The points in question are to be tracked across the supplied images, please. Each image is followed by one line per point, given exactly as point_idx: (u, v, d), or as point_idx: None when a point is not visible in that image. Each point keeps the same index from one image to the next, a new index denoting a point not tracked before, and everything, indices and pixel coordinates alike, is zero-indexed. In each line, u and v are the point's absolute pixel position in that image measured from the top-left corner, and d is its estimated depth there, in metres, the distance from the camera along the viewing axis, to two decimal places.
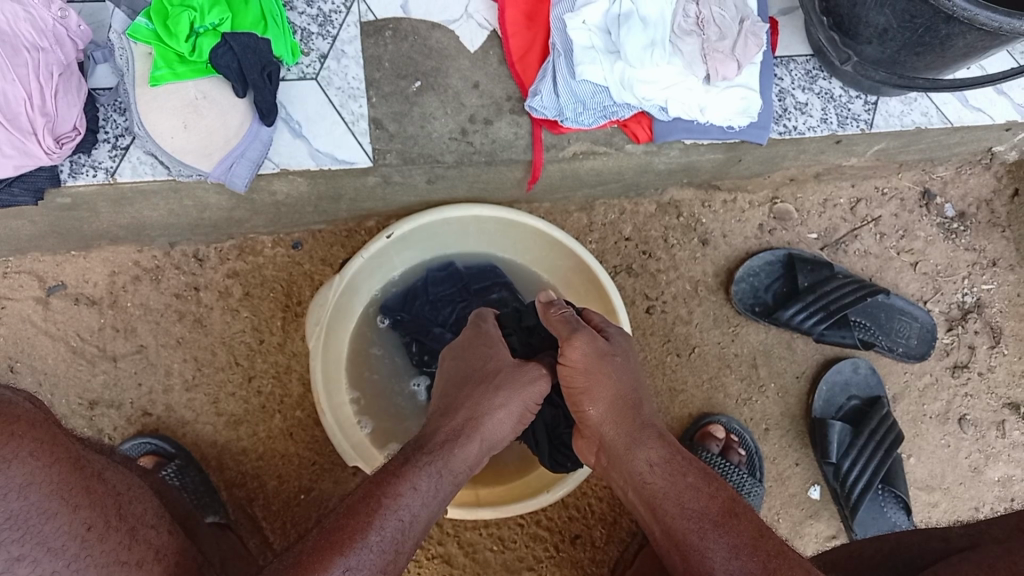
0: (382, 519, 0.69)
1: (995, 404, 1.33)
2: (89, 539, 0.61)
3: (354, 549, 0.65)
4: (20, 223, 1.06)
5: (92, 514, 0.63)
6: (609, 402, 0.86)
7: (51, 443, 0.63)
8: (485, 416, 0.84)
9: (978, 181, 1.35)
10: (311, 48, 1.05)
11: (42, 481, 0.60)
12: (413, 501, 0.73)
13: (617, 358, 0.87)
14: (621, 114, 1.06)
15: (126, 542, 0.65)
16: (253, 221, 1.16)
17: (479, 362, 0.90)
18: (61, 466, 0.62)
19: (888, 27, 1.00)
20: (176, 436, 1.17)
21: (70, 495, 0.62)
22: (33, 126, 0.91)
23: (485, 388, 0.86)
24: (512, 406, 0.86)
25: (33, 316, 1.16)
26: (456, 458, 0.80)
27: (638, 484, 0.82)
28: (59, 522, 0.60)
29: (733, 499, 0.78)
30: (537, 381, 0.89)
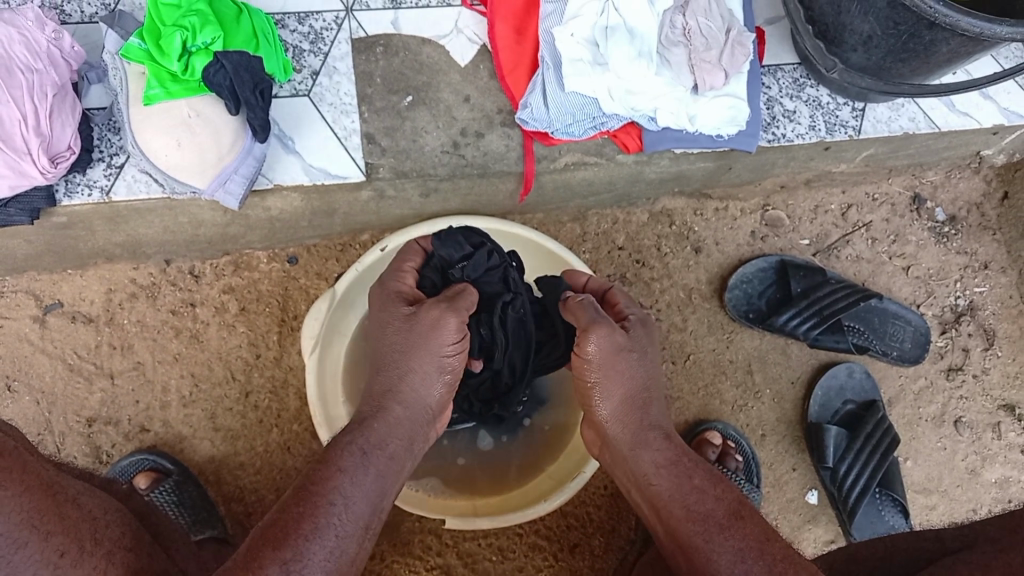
0: (316, 508, 0.69)
1: (991, 406, 1.33)
2: (62, 566, 0.60)
3: (286, 541, 0.65)
4: (16, 243, 1.07)
5: (65, 540, 0.62)
6: (622, 400, 0.84)
7: (19, 471, 0.61)
8: (403, 383, 0.80)
9: (968, 185, 1.36)
10: (303, 65, 1.06)
11: (10, 508, 0.58)
12: (345, 483, 0.72)
13: (632, 355, 0.84)
14: (610, 125, 1.08)
15: (103, 566, 0.64)
16: (249, 237, 1.17)
17: (383, 327, 0.84)
18: (31, 494, 0.61)
19: (873, 34, 1.01)
20: (175, 452, 1.18)
21: (42, 522, 0.61)
22: (28, 147, 0.92)
23: (394, 355, 0.81)
24: (422, 363, 0.80)
25: (31, 336, 1.16)
26: (381, 431, 0.78)
27: (642, 485, 0.83)
28: (30, 550, 0.58)
29: (739, 503, 0.80)
30: (443, 325, 0.80)
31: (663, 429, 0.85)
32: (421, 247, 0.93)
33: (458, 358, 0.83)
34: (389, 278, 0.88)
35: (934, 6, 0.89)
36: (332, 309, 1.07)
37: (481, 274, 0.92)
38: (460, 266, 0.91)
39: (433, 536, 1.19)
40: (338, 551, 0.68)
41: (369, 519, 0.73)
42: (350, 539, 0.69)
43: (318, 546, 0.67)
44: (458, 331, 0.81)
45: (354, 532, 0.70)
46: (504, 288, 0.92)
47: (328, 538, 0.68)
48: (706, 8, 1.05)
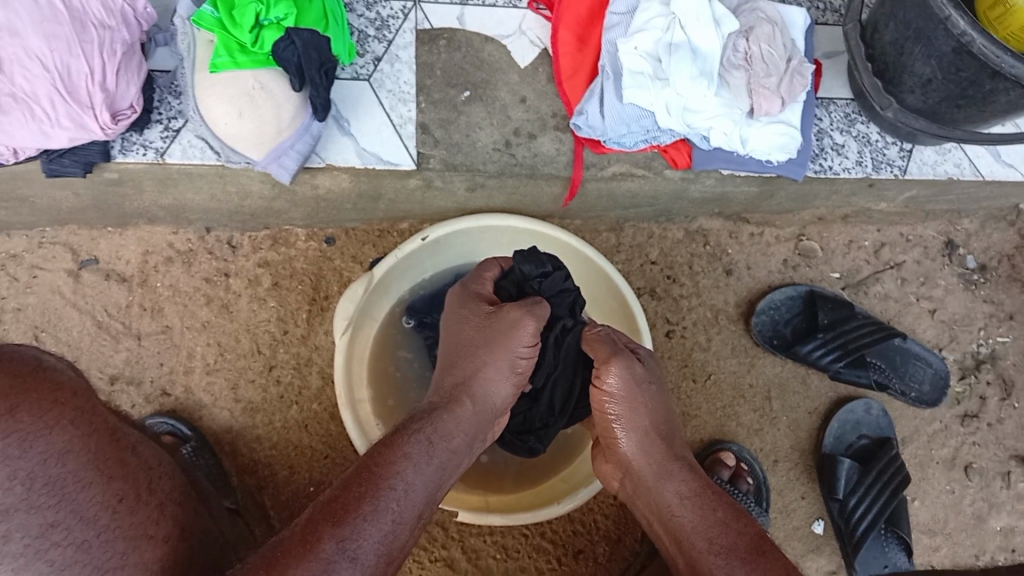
0: (376, 491, 0.70)
1: (1002, 455, 1.34)
2: (119, 510, 0.63)
3: (347, 519, 0.67)
4: (63, 195, 1.08)
5: (124, 487, 0.65)
6: (643, 434, 0.88)
7: (89, 413, 0.64)
8: (475, 376, 0.84)
9: (1000, 236, 1.37)
10: (367, 50, 1.07)
11: (80, 450, 0.62)
12: (407, 470, 0.73)
13: (651, 388, 0.89)
14: (661, 140, 1.08)
15: (155, 516, 0.67)
16: (291, 213, 1.17)
17: (461, 322, 0.89)
18: (98, 438, 0.64)
19: (932, 77, 1.01)
20: (193, 419, 1.18)
21: (105, 467, 0.64)
22: (92, 101, 0.92)
23: (469, 349, 0.86)
24: (497, 359, 0.85)
25: (63, 288, 1.17)
26: (449, 423, 0.80)
27: (667, 516, 0.85)
28: (92, 491, 0.62)
29: (761, 538, 0.79)
30: (521, 327, 0.85)
31: (688, 464, 0.87)
32: (501, 264, 0.98)
33: (527, 363, 0.87)
34: (470, 283, 0.94)
35: (1002, 55, 0.90)
36: (368, 292, 1.08)
37: (554, 294, 0.96)
38: (536, 282, 0.95)
39: (440, 528, 1.19)
40: (391, 537, 0.69)
41: (423, 509, 0.74)
42: (405, 528, 0.71)
43: (375, 528, 0.68)
44: (533, 336, 0.86)
45: (409, 521, 0.71)
46: (567, 315, 0.97)
47: (386, 522, 0.69)
48: (769, 35, 1.05)
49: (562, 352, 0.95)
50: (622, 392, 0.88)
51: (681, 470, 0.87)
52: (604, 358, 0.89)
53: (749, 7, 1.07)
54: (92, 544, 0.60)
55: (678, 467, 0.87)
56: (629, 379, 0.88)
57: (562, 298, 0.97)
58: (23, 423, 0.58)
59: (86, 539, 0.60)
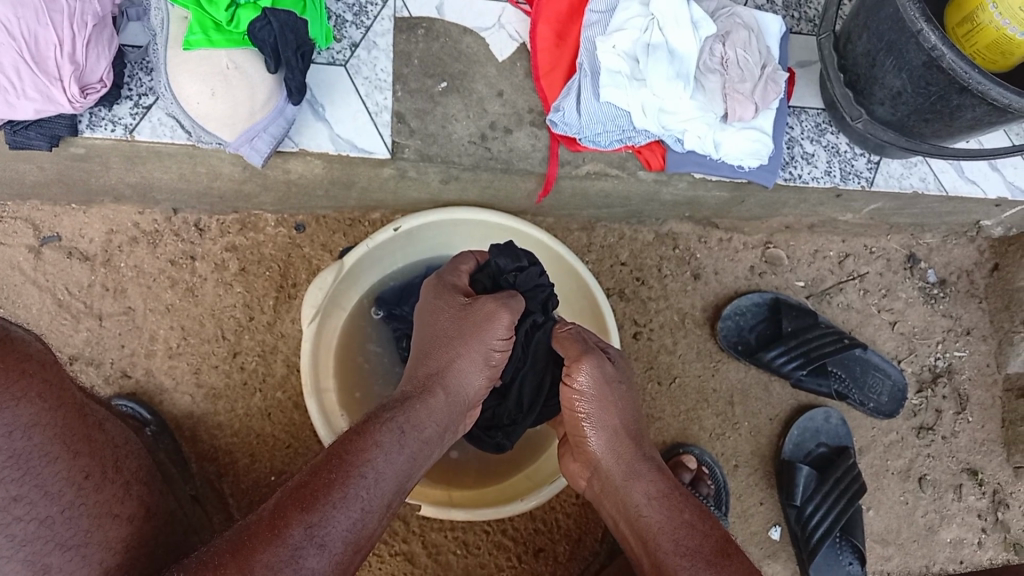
0: (347, 478, 0.70)
1: (955, 467, 1.37)
2: (85, 487, 0.69)
3: (316, 505, 0.67)
4: (28, 167, 1.05)
5: (89, 463, 0.70)
6: (613, 432, 0.88)
7: (56, 386, 0.67)
8: (449, 367, 0.84)
9: (961, 251, 1.40)
10: (344, 35, 1.06)
11: (46, 424, 0.65)
12: (378, 458, 0.73)
13: (621, 387, 0.90)
14: (637, 140, 1.08)
15: (120, 495, 0.73)
16: (261, 197, 1.16)
17: (437, 312, 0.88)
18: (65, 411, 0.67)
19: (903, 90, 1.03)
20: (153, 403, 1.16)
21: (72, 442, 0.68)
22: (60, 73, 0.90)
23: (444, 340, 0.85)
24: (470, 350, 0.85)
25: (23, 265, 1.14)
26: (421, 413, 0.79)
27: (633, 517, 0.85)
28: (58, 467, 0.66)
29: (726, 540, 0.81)
30: (496, 319, 0.86)
31: (656, 463, 0.88)
32: (478, 256, 0.98)
33: (502, 356, 0.88)
34: (447, 273, 0.94)
35: (970, 72, 0.91)
36: (336, 281, 1.06)
37: (530, 288, 0.96)
38: (512, 275, 0.95)
39: (401, 522, 1.18)
40: (360, 524, 0.69)
41: (392, 498, 0.73)
42: (374, 515, 0.70)
43: (343, 515, 0.68)
44: (508, 329, 0.87)
45: (378, 509, 0.71)
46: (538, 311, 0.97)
47: (355, 510, 0.69)
48: (745, 41, 1.06)
49: (531, 347, 0.96)
50: (593, 390, 0.88)
51: (648, 470, 0.87)
52: (576, 356, 0.90)
53: (726, 13, 1.08)
54: (55, 519, 0.65)
55: (645, 467, 0.87)
56: (599, 378, 0.88)
57: (536, 293, 0.97)
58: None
59: (49, 515, 0.65)
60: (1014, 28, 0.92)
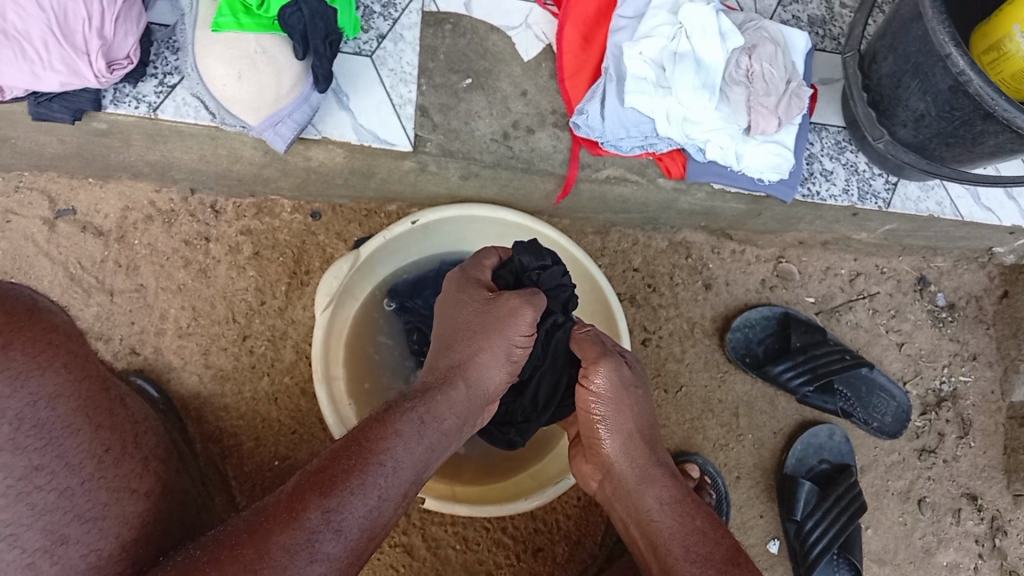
0: (365, 465, 0.70)
1: (955, 491, 1.37)
2: (105, 460, 0.69)
3: (334, 490, 0.66)
4: (49, 139, 1.05)
5: (110, 437, 0.70)
6: (628, 437, 0.88)
7: (81, 359, 0.67)
8: (472, 359, 0.84)
9: (971, 277, 1.41)
10: (371, 26, 1.06)
11: (71, 395, 0.66)
12: (397, 447, 0.73)
13: (638, 391, 0.90)
14: (658, 147, 1.09)
15: (139, 470, 0.73)
16: (280, 183, 1.16)
17: (459, 305, 0.89)
18: (90, 382, 0.68)
19: (926, 113, 1.04)
20: (160, 382, 1.15)
21: (94, 415, 0.69)
22: (87, 47, 0.90)
23: (468, 333, 0.85)
24: (493, 346, 0.85)
25: (38, 236, 1.14)
26: (442, 405, 0.79)
27: (645, 521, 0.85)
28: (81, 438, 0.67)
29: (737, 550, 0.80)
30: (519, 314, 0.86)
31: (669, 470, 0.89)
32: (499, 254, 0.98)
33: (523, 352, 0.88)
34: (469, 267, 0.94)
35: (997, 99, 0.91)
36: (351, 271, 1.06)
37: (551, 288, 0.96)
38: (535, 274, 0.96)
39: (403, 514, 1.18)
40: (376, 512, 0.68)
41: (408, 489, 0.73)
42: (390, 504, 0.70)
43: (360, 502, 0.67)
44: (530, 326, 0.87)
45: (395, 498, 0.71)
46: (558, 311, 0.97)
47: (373, 497, 0.69)
48: (772, 55, 1.06)
49: (550, 347, 0.96)
50: (610, 392, 0.88)
51: (663, 476, 0.87)
52: (593, 359, 0.90)
53: (754, 26, 1.08)
54: (75, 491, 0.66)
55: (661, 472, 0.88)
56: (616, 381, 0.89)
57: (558, 293, 0.97)
58: (20, 363, 0.61)
59: (69, 486, 0.65)
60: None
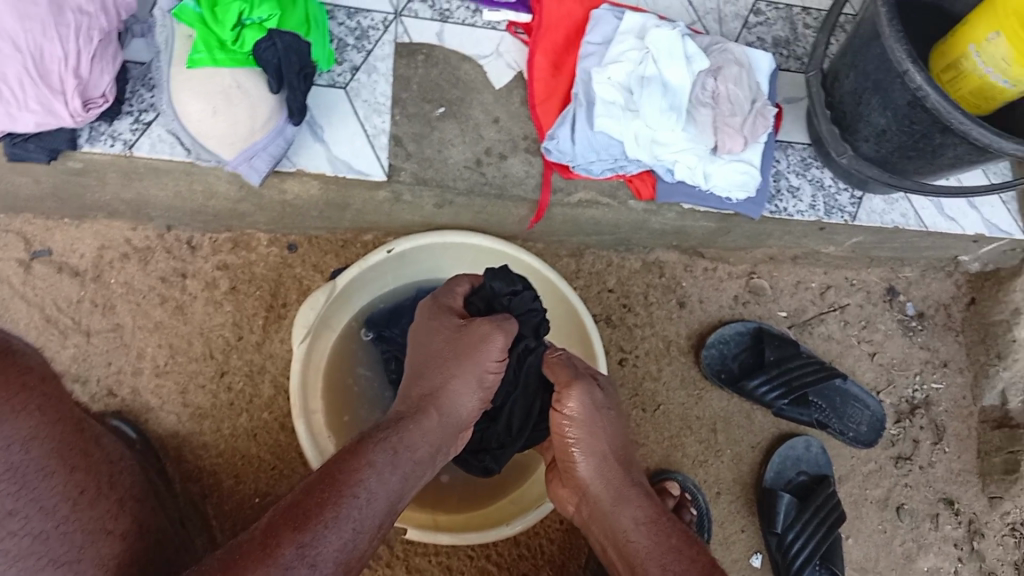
0: (339, 497, 0.70)
1: (932, 497, 1.39)
2: (79, 502, 0.69)
3: (307, 525, 0.67)
4: (22, 181, 1.05)
5: (84, 478, 0.71)
6: (603, 459, 0.90)
7: (54, 400, 0.68)
8: (443, 388, 0.85)
9: (939, 286, 1.44)
10: (345, 58, 1.08)
11: (45, 437, 0.66)
12: (371, 478, 0.74)
13: (610, 413, 0.92)
14: (627, 169, 1.11)
15: (114, 511, 0.73)
16: (255, 217, 1.17)
17: (432, 334, 0.90)
18: (63, 425, 0.69)
19: (887, 128, 1.07)
20: (138, 421, 1.15)
21: (68, 457, 0.69)
22: (64, 86, 0.90)
23: (439, 361, 0.87)
24: (465, 373, 0.85)
25: (12, 279, 1.14)
26: (414, 434, 0.80)
27: (621, 542, 0.87)
28: (53, 481, 0.67)
29: (713, 565, 0.82)
30: (490, 341, 0.87)
31: (643, 489, 0.90)
32: (472, 282, 0.99)
33: (495, 378, 0.89)
34: (441, 295, 0.95)
35: (953, 112, 0.95)
36: (328, 301, 1.07)
37: (525, 312, 0.96)
38: (506, 299, 0.96)
39: (385, 546, 1.18)
40: (350, 546, 0.69)
41: (384, 520, 0.74)
42: (365, 536, 0.71)
43: (335, 535, 0.68)
44: (501, 352, 0.88)
45: (369, 530, 0.71)
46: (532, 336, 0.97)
47: (346, 530, 0.69)
48: (736, 76, 1.09)
49: (522, 370, 0.97)
50: (581, 415, 0.90)
51: (637, 495, 0.89)
52: (565, 382, 0.91)
53: (717, 49, 1.12)
54: (48, 534, 0.65)
55: (633, 492, 0.89)
56: (588, 404, 0.90)
57: (531, 317, 0.97)
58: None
59: (44, 530, 0.65)
60: (996, 75, 0.96)
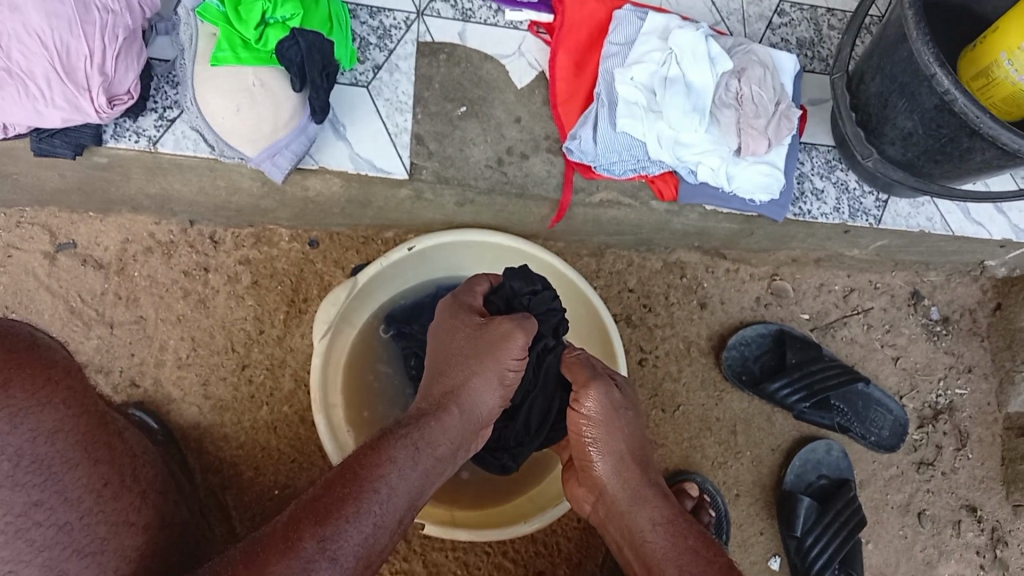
0: (361, 492, 0.71)
1: (954, 503, 1.37)
2: (103, 494, 0.70)
3: (329, 519, 0.68)
4: (49, 175, 1.06)
5: (109, 472, 0.72)
6: (619, 458, 0.90)
7: (80, 395, 0.69)
8: (463, 386, 0.85)
9: (964, 290, 1.42)
10: (368, 57, 1.08)
11: (69, 431, 0.67)
12: (393, 473, 0.74)
13: (627, 413, 0.92)
14: (650, 170, 1.11)
15: (137, 504, 0.74)
16: (278, 213, 1.18)
17: (452, 331, 0.90)
18: (87, 418, 0.69)
19: (914, 131, 1.05)
20: (160, 413, 1.16)
21: (93, 451, 0.70)
22: (89, 83, 0.91)
23: (461, 359, 0.87)
24: (485, 369, 0.86)
25: (38, 270, 1.15)
26: (436, 430, 0.81)
27: (639, 542, 0.86)
28: (79, 473, 0.68)
29: (730, 567, 0.80)
30: (511, 339, 0.87)
31: (660, 489, 0.90)
32: (492, 281, 0.99)
33: (516, 375, 0.88)
34: (462, 294, 0.96)
35: (981, 116, 0.93)
36: (349, 298, 1.08)
37: (543, 312, 0.97)
38: (525, 298, 0.96)
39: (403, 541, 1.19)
40: (371, 539, 0.70)
41: (404, 514, 0.74)
42: (385, 530, 0.71)
43: (355, 530, 0.68)
44: (523, 349, 0.88)
45: (390, 525, 0.72)
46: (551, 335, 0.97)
47: (367, 525, 0.70)
48: (760, 78, 1.08)
49: (541, 371, 0.97)
50: (600, 415, 0.90)
51: (654, 495, 0.89)
52: (583, 382, 0.91)
53: (743, 49, 1.10)
54: (73, 526, 0.66)
55: (653, 492, 0.89)
56: (607, 404, 0.90)
57: (550, 317, 0.97)
58: (19, 399, 0.62)
59: (68, 521, 0.66)
60: None
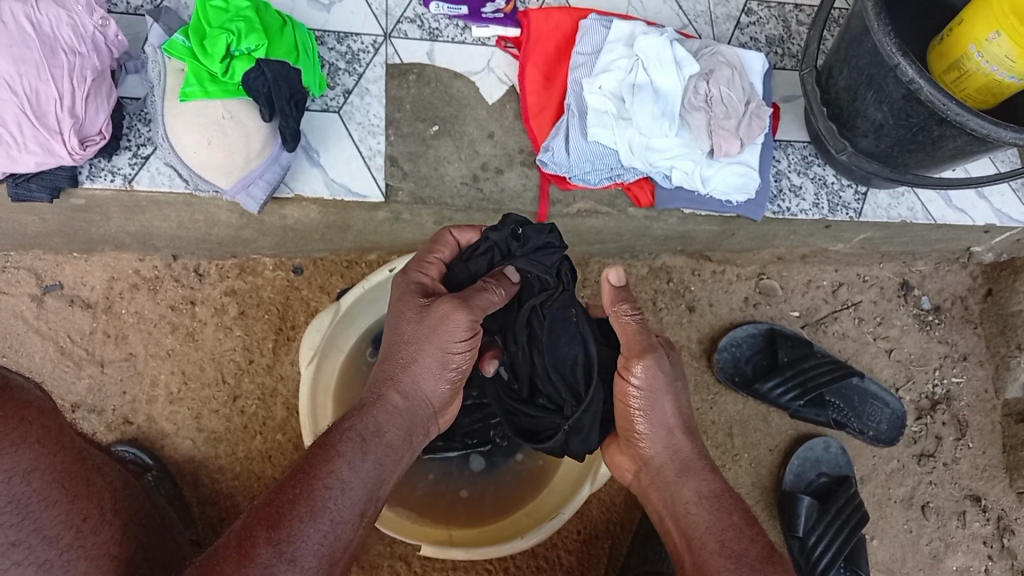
0: (312, 490, 0.71)
1: (958, 494, 1.36)
2: (82, 529, 0.71)
3: (282, 522, 0.68)
4: (30, 220, 1.08)
5: (87, 506, 0.72)
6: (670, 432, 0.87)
7: (54, 433, 0.70)
8: (405, 371, 0.83)
9: (954, 278, 1.41)
10: (336, 83, 1.09)
11: (45, 469, 0.67)
12: (343, 467, 0.74)
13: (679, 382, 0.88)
14: (626, 177, 1.11)
15: (117, 537, 0.75)
16: (259, 242, 1.19)
17: (397, 314, 0.86)
18: (64, 456, 0.70)
19: (885, 122, 1.05)
20: (154, 448, 1.17)
21: (69, 486, 0.70)
22: (61, 126, 0.92)
23: (399, 342, 0.84)
24: (426, 356, 0.83)
25: (26, 313, 1.17)
26: (380, 417, 0.80)
27: (681, 511, 0.83)
28: (57, 510, 0.68)
29: (771, 548, 0.78)
30: (449, 321, 0.82)
31: None
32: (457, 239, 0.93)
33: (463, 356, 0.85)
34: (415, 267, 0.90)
35: (947, 103, 0.93)
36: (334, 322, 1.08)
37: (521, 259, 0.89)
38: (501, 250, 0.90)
39: (403, 563, 1.19)
40: (330, 535, 0.70)
41: (366, 506, 0.74)
42: (345, 526, 0.71)
43: (312, 529, 0.69)
44: (467, 329, 0.83)
45: (349, 518, 0.72)
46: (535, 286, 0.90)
47: (324, 522, 0.70)
48: (729, 79, 1.09)
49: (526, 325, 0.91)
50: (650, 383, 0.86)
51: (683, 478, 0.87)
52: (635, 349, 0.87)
53: (709, 52, 1.11)
54: (53, 563, 0.67)
55: (701, 464, 0.86)
56: (658, 374, 0.87)
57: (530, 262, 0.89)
58: None
59: (47, 558, 0.66)
60: (1003, 72, 0.94)
